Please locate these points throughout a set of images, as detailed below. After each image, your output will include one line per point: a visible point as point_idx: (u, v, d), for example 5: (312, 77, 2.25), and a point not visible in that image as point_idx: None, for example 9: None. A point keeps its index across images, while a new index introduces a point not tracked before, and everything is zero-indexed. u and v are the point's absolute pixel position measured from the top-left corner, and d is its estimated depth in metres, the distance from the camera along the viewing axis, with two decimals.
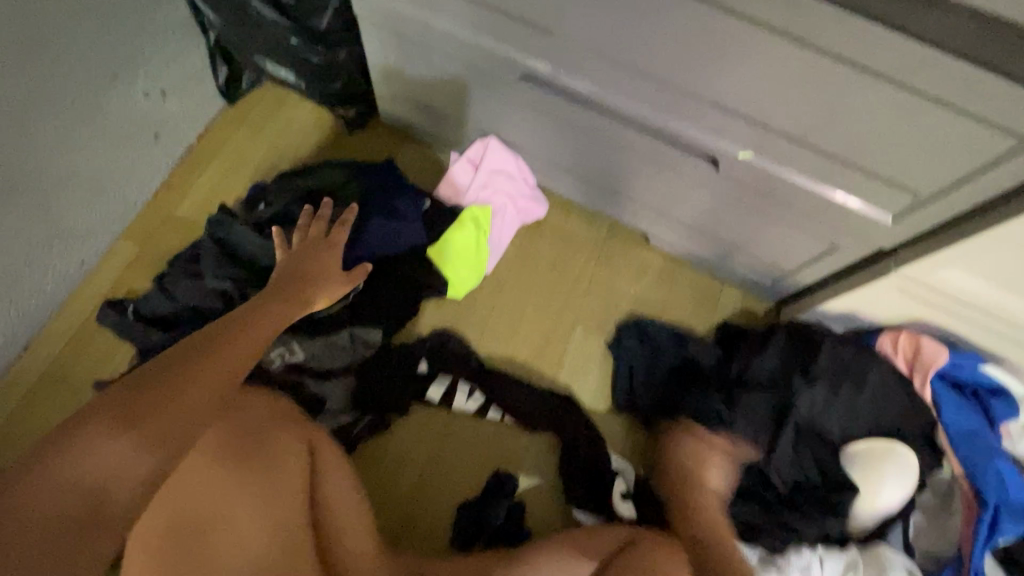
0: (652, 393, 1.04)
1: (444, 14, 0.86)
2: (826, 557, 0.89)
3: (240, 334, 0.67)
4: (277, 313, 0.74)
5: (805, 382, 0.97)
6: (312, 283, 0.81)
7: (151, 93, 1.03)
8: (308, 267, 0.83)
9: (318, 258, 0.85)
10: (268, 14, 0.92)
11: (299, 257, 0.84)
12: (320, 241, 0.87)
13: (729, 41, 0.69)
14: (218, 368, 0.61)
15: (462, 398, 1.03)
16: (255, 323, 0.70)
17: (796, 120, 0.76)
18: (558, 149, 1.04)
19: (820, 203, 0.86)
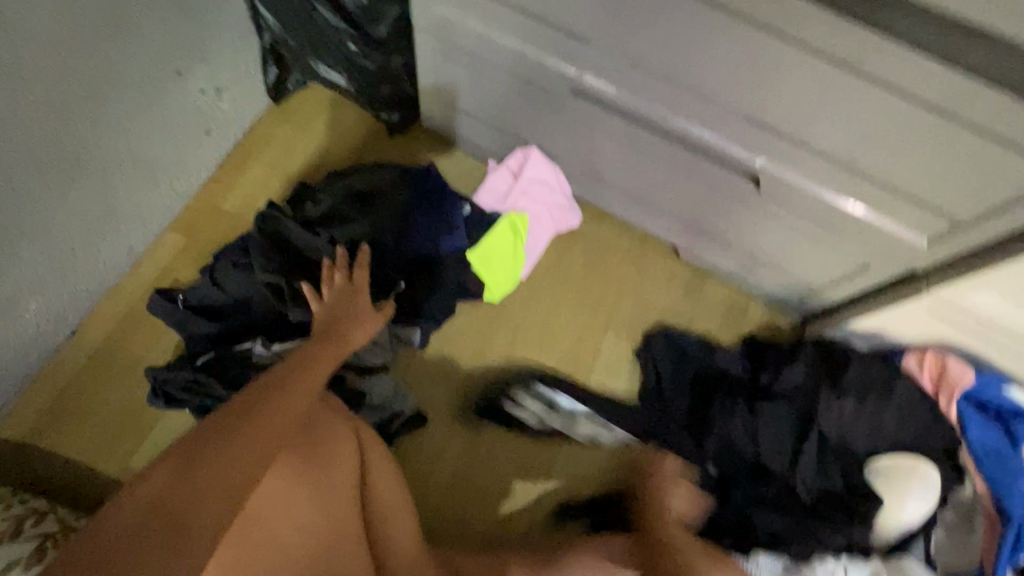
0: (677, 399, 1.04)
1: (498, 23, 0.88)
2: (851, 565, 0.89)
3: (299, 371, 0.69)
4: (329, 350, 0.75)
5: (833, 395, 0.97)
6: (348, 326, 0.82)
7: (208, 91, 1.05)
8: (342, 315, 0.83)
9: (350, 305, 0.85)
10: (334, 20, 0.97)
11: (333, 308, 0.84)
12: (346, 288, 0.87)
13: (778, 64, 0.71)
14: (282, 407, 0.62)
15: (582, 426, 1.04)
16: (309, 361, 0.71)
17: (843, 145, 0.77)
18: (597, 160, 1.06)
19: (858, 226, 0.88)
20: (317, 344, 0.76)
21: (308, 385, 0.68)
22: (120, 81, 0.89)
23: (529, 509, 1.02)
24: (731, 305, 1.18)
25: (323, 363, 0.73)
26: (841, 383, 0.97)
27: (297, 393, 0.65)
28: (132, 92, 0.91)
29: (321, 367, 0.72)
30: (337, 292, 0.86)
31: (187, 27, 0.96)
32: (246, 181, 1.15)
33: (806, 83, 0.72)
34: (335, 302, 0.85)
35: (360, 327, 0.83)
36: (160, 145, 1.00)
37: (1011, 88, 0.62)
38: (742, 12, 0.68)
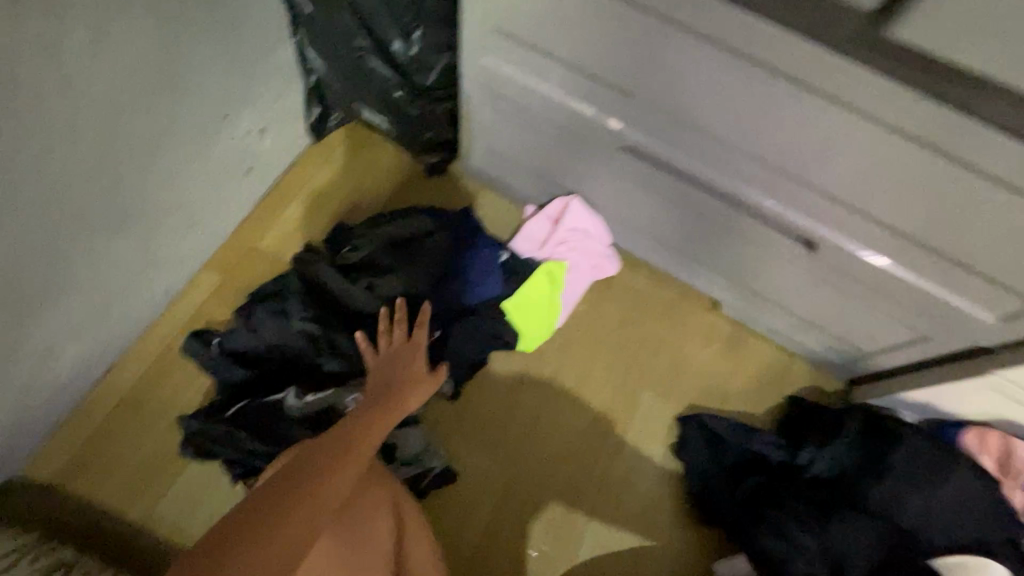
0: (720, 473, 1.01)
1: (549, 78, 0.87)
2: None
3: (351, 439, 0.68)
4: (386, 413, 0.75)
5: (881, 477, 0.93)
6: (402, 389, 0.80)
7: (253, 132, 1.05)
8: (398, 376, 0.83)
9: (405, 366, 0.84)
10: (383, 70, 0.95)
11: (388, 366, 0.84)
12: (403, 346, 0.86)
13: (848, 137, 0.69)
14: (335, 483, 0.62)
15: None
16: (364, 426, 0.71)
17: (908, 218, 0.74)
18: (640, 212, 1.04)
19: (919, 296, 0.84)
20: (371, 404, 0.76)
21: (360, 455, 0.67)
22: (174, 129, 0.90)
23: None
24: (772, 363, 1.14)
25: (377, 428, 0.72)
26: (889, 468, 0.93)
27: (349, 465, 0.65)
28: (185, 139, 0.93)
29: (374, 432, 0.71)
30: (392, 350, 0.86)
31: (237, 72, 0.96)
32: (284, 219, 1.15)
33: (877, 156, 0.69)
34: (390, 361, 0.85)
35: (415, 386, 0.81)
36: (204, 185, 1.01)
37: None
38: (813, 85, 0.65)
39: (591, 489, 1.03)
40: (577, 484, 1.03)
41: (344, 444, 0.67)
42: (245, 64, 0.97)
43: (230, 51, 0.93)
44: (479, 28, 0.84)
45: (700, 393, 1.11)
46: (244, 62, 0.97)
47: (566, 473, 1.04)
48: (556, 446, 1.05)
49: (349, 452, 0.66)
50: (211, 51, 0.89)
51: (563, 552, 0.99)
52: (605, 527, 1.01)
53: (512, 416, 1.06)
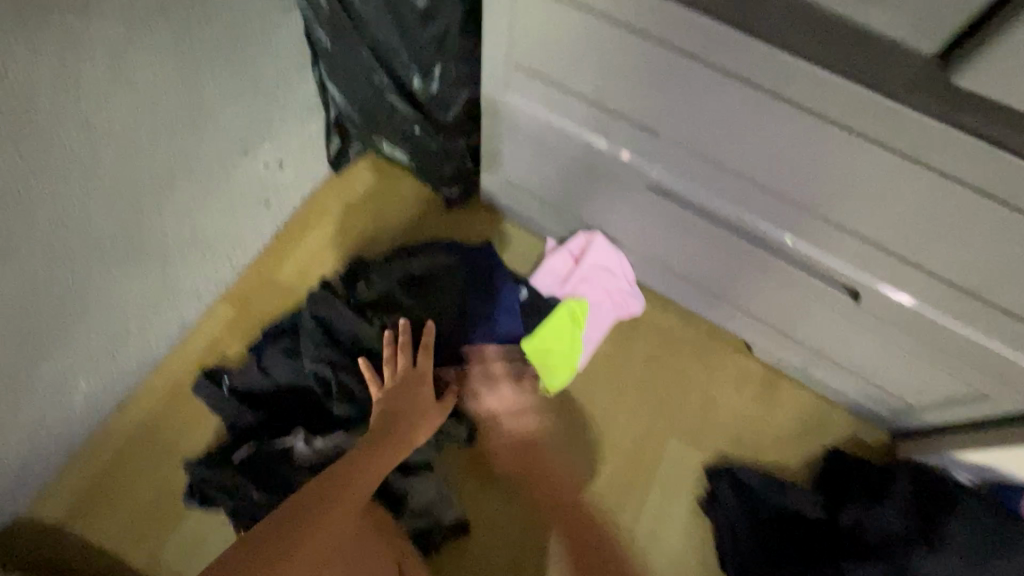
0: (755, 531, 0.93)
1: (574, 117, 0.83)
2: None
3: (340, 486, 0.67)
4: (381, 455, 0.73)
5: (931, 546, 0.84)
6: (406, 425, 0.79)
7: (271, 163, 1.04)
8: (403, 408, 0.81)
9: (412, 397, 0.82)
10: (402, 106, 0.91)
11: (394, 397, 0.81)
12: (410, 376, 0.84)
13: (903, 185, 0.63)
14: (321, 531, 0.62)
15: None
16: (354, 471, 0.69)
17: (969, 271, 0.68)
18: (667, 251, 0.99)
19: (978, 351, 0.76)
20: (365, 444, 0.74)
21: (347, 504, 0.66)
22: (184, 159, 0.87)
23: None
24: (809, 412, 1.06)
25: (368, 472, 0.70)
26: (939, 538, 0.84)
27: (333, 516, 0.64)
28: (195, 169, 0.90)
29: (365, 476, 0.70)
30: (402, 376, 0.83)
31: (255, 105, 0.94)
32: (301, 251, 1.13)
33: (936, 207, 0.63)
34: (398, 391, 0.82)
35: (415, 424, 0.80)
36: (220, 218, 0.99)
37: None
38: (865, 130, 0.60)
39: (613, 546, 0.97)
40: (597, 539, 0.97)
41: (332, 491, 0.66)
42: (265, 99, 0.96)
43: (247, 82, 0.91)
44: (502, 65, 0.81)
45: (730, 444, 1.04)
46: (264, 97, 0.96)
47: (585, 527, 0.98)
48: (572, 496, 0.97)
49: (335, 503, 0.65)
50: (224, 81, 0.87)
51: None
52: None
53: (531, 462, 1.01)
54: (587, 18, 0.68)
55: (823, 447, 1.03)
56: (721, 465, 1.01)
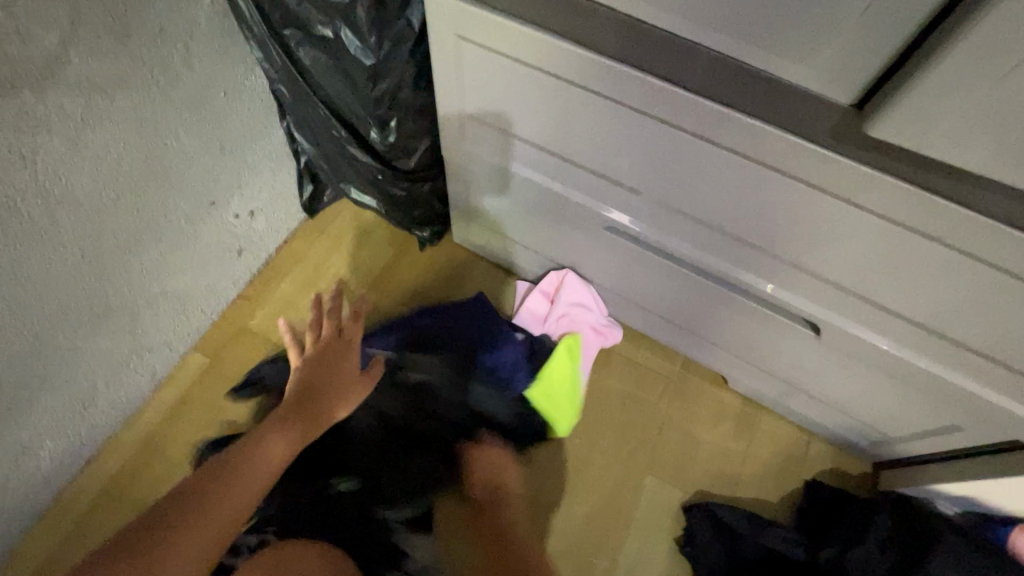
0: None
1: (532, 163, 0.85)
2: None
3: (229, 484, 0.62)
4: (277, 442, 0.68)
5: None
6: (326, 401, 0.75)
7: (242, 215, 1.06)
8: (324, 380, 0.76)
9: (334, 371, 0.77)
10: (363, 157, 0.92)
11: (316, 371, 0.76)
12: (335, 343, 0.78)
13: (845, 227, 0.63)
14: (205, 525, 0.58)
15: None
16: (246, 465, 0.64)
17: (921, 307, 0.67)
18: (633, 288, 0.99)
19: (943, 385, 0.75)
20: (263, 429, 0.69)
21: (239, 501, 0.62)
22: (188, 241, 0.97)
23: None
24: (789, 444, 1.05)
25: (262, 466, 0.66)
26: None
27: (219, 518, 0.60)
28: (176, 240, 0.95)
29: (258, 471, 0.65)
30: (324, 346, 0.77)
31: (222, 159, 0.96)
32: (277, 297, 1.14)
33: (881, 247, 0.63)
34: (318, 365, 0.76)
35: (333, 400, 0.76)
36: (192, 273, 1.01)
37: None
38: (803, 174, 0.60)
39: None
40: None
41: (214, 489, 0.61)
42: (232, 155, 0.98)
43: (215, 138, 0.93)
44: (455, 116, 0.83)
45: (709, 480, 1.02)
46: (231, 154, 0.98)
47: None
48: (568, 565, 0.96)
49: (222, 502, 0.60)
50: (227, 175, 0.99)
51: None
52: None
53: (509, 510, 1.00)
54: (529, 73, 0.70)
55: (805, 480, 1.01)
56: (699, 502, 0.99)
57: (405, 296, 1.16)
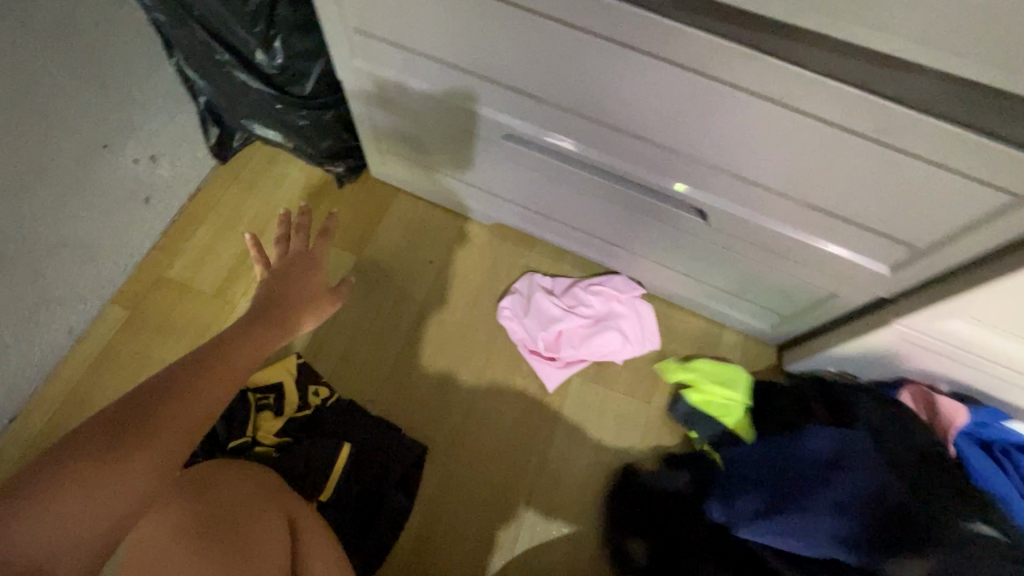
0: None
1: (421, 73, 0.84)
2: None
3: (162, 417, 0.54)
4: (225, 366, 0.60)
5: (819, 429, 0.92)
6: (297, 306, 0.71)
7: (142, 160, 1.10)
8: (295, 290, 0.72)
9: (300, 282, 0.73)
10: (254, 84, 0.92)
11: (277, 282, 0.72)
12: (300, 258, 0.76)
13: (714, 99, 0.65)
14: (197, 406, 0.56)
15: None
16: (187, 393, 0.56)
17: (784, 177, 0.72)
18: (543, 201, 1.02)
19: (818, 255, 0.82)
20: (209, 351, 0.61)
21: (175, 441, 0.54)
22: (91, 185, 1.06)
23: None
24: (703, 337, 1.13)
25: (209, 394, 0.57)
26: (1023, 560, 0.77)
27: (150, 458, 0.52)
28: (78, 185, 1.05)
29: (200, 405, 0.56)
30: (287, 261, 0.74)
31: (130, 116, 1.11)
32: (192, 245, 1.08)
33: (743, 118, 0.66)
34: (282, 275, 0.72)
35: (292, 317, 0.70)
36: (93, 219, 1.04)
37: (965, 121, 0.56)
38: (652, 49, 0.62)
39: (522, 492, 1.00)
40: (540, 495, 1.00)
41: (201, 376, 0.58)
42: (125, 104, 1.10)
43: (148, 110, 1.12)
44: (337, 29, 0.82)
45: (633, 377, 1.09)
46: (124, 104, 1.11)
47: (511, 486, 1.00)
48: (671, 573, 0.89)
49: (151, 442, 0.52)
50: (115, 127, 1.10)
51: (499, 545, 0.97)
52: (534, 546, 0.97)
53: (457, 453, 1.01)
54: None
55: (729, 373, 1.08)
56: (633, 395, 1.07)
57: None
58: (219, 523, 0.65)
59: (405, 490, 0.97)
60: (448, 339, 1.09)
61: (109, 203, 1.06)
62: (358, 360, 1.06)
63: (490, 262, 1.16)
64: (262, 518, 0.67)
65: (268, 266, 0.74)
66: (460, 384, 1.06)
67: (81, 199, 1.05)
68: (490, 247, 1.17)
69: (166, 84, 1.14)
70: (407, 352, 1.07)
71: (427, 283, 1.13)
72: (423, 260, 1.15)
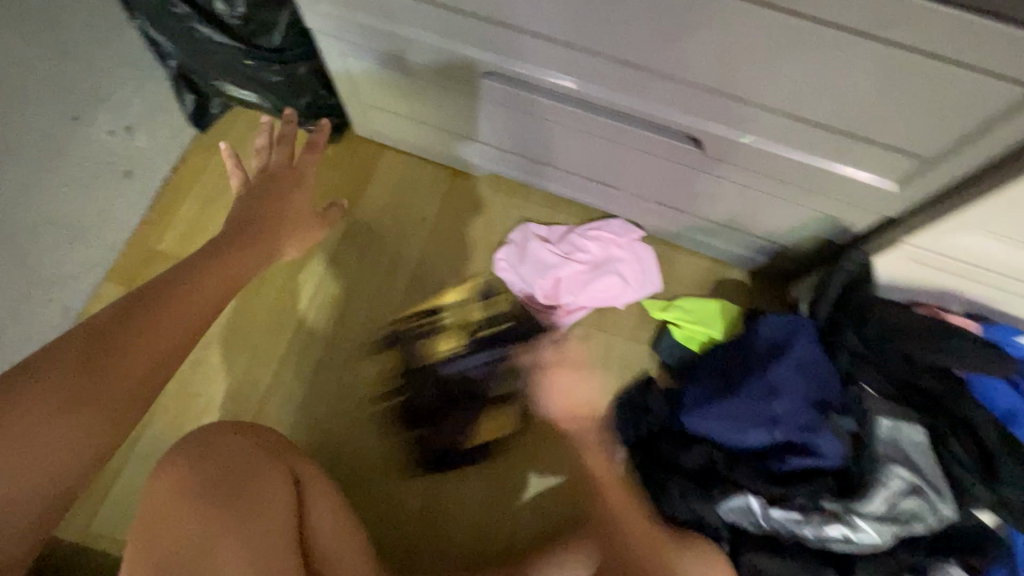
0: (772, 519, 0.79)
1: (388, 13, 0.79)
2: (830, 521, 0.77)
3: (79, 396, 0.53)
4: (152, 346, 0.58)
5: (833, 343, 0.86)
6: (279, 226, 0.76)
7: (118, 132, 1.07)
8: (272, 203, 0.77)
9: (283, 199, 0.78)
10: (219, 39, 0.89)
11: (261, 199, 0.77)
12: (282, 173, 0.80)
13: (709, 10, 0.59)
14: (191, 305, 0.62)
15: (755, 512, 0.80)
16: (102, 373, 0.55)
17: (776, 90, 0.67)
18: (530, 144, 0.99)
19: (821, 177, 0.78)
20: (126, 327, 0.58)
21: (100, 423, 0.54)
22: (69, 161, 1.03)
23: (484, 564, 0.93)
24: (706, 277, 1.10)
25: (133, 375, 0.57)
26: (998, 479, 0.75)
27: (123, 375, 0.56)
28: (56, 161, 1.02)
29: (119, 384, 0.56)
30: (270, 177, 0.79)
31: (102, 87, 1.08)
32: (180, 216, 1.06)
33: (734, 27, 0.60)
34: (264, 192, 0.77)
35: (217, 273, 0.67)
36: (77, 195, 1.02)
37: (978, 8, 0.51)
38: None
39: (528, 439, 1.00)
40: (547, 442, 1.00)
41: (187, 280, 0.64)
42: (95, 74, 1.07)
43: (119, 79, 1.08)
44: None
45: (636, 321, 1.07)
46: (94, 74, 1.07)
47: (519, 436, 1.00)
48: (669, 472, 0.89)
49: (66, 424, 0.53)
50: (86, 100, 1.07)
51: (512, 493, 0.97)
52: (546, 489, 0.97)
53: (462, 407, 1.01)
54: None
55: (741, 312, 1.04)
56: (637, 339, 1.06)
57: (318, 197, 1.12)
58: (221, 475, 0.67)
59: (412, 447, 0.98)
60: (447, 295, 1.08)
61: (91, 179, 1.04)
62: (356, 321, 1.05)
63: (483, 213, 1.13)
64: (266, 469, 0.70)
65: (248, 181, 0.79)
66: (460, 337, 1.05)
67: (62, 177, 1.03)
68: (482, 199, 1.14)
69: (134, 52, 1.11)
70: (407, 310, 1.06)
71: (420, 240, 1.11)
72: (415, 217, 1.12)
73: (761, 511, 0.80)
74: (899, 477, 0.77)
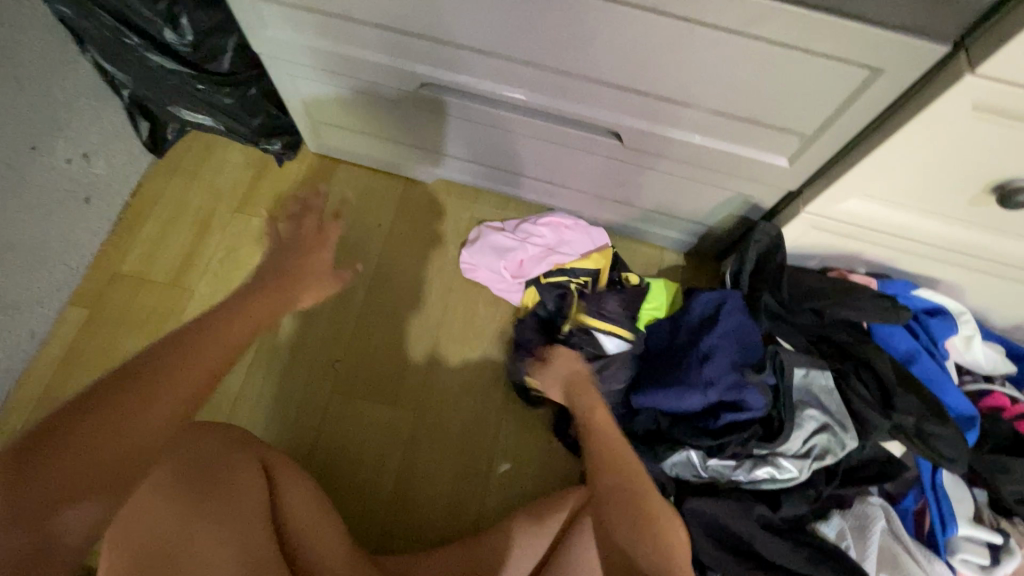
0: (710, 468, 0.88)
1: (328, 34, 0.86)
2: (759, 463, 0.86)
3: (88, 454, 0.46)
4: (152, 408, 0.51)
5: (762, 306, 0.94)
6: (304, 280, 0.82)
7: (75, 159, 1.10)
8: (290, 260, 0.83)
9: (295, 256, 0.84)
10: (170, 65, 0.95)
11: (278, 256, 0.84)
12: (311, 239, 0.87)
13: (605, 16, 0.68)
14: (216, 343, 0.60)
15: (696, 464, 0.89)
16: (85, 446, 0.47)
17: (670, 81, 0.76)
18: (475, 149, 1.06)
19: (726, 158, 0.88)
20: (122, 392, 0.50)
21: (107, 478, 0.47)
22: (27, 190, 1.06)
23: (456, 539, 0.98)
24: (647, 262, 1.20)
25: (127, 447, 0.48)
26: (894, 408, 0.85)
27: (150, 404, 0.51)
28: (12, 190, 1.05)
29: (107, 458, 0.47)
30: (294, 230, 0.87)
31: (57, 118, 1.11)
32: (143, 237, 1.10)
33: (627, 31, 0.70)
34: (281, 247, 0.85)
35: (221, 334, 0.61)
36: (36, 222, 1.05)
37: (816, 4, 0.61)
38: None
39: (493, 420, 1.06)
40: (512, 422, 1.06)
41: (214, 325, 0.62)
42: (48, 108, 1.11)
43: (74, 109, 1.13)
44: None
45: None
46: (48, 108, 1.11)
47: (484, 419, 1.06)
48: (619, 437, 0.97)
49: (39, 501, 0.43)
50: (41, 130, 1.10)
51: (481, 473, 1.03)
52: (510, 468, 1.03)
53: (426, 398, 1.07)
54: None
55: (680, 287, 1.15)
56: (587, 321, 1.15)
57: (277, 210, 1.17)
58: (195, 473, 0.71)
59: (381, 436, 1.04)
60: (405, 295, 1.14)
61: (49, 206, 1.07)
62: (322, 325, 1.11)
63: (437, 216, 1.20)
64: (236, 460, 0.75)
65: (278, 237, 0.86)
66: (422, 332, 1.11)
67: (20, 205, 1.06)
68: (435, 202, 1.21)
69: (87, 83, 1.15)
70: (368, 312, 1.12)
71: (379, 245, 1.17)
72: (371, 225, 1.18)
73: (699, 460, 0.89)
74: (813, 419, 0.87)
